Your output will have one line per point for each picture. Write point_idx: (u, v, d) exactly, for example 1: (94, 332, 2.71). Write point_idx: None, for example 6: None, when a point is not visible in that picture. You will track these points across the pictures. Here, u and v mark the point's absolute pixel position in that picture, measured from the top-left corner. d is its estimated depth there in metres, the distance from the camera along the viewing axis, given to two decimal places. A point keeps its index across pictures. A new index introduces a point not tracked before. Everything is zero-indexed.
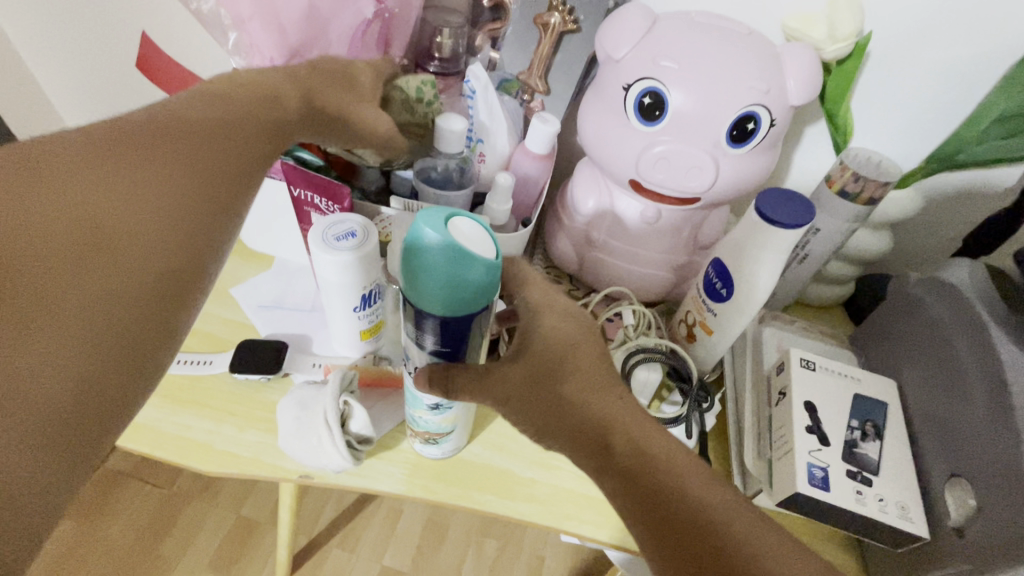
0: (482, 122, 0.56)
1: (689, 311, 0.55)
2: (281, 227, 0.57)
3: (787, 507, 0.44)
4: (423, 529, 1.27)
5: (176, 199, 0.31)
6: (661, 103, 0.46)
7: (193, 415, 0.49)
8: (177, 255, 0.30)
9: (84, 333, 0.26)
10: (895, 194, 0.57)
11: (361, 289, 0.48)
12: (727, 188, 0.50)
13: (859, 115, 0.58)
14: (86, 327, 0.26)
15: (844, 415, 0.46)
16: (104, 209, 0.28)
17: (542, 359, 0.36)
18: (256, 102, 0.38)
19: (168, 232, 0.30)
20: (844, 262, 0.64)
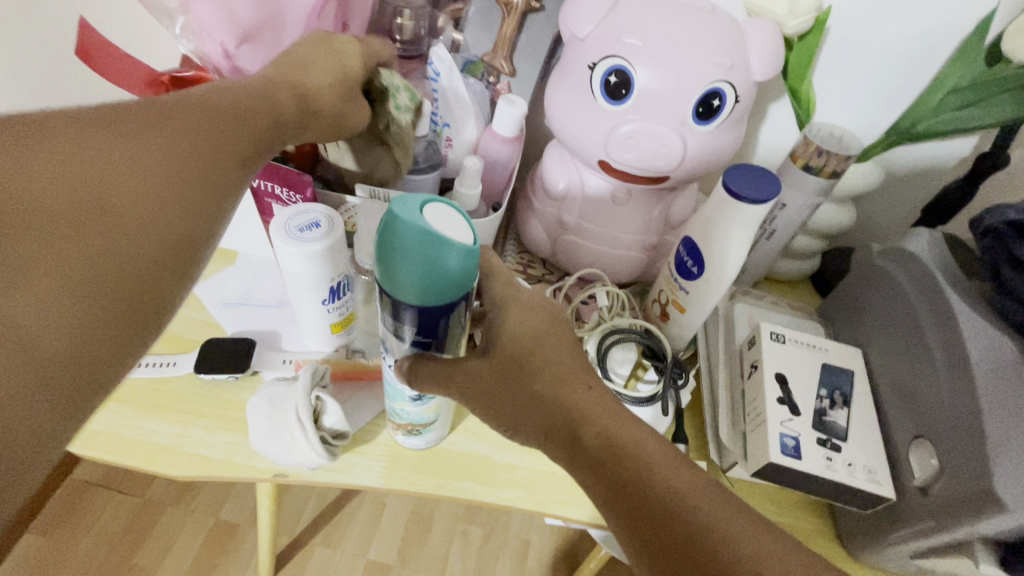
0: (447, 104, 0.54)
1: (662, 290, 0.56)
2: (243, 220, 0.54)
3: (761, 477, 0.45)
4: (407, 521, 1.26)
5: (185, 169, 0.31)
6: (627, 81, 0.46)
7: (158, 419, 0.47)
8: (184, 226, 0.30)
9: (82, 296, 0.26)
10: (856, 168, 0.59)
11: (328, 280, 0.46)
12: (696, 166, 0.50)
13: (821, 91, 0.59)
14: (86, 283, 0.26)
15: (813, 385, 0.47)
16: (103, 182, 0.28)
17: (509, 355, 0.37)
18: (271, 89, 0.39)
19: (176, 203, 0.30)
20: (810, 237, 0.65)
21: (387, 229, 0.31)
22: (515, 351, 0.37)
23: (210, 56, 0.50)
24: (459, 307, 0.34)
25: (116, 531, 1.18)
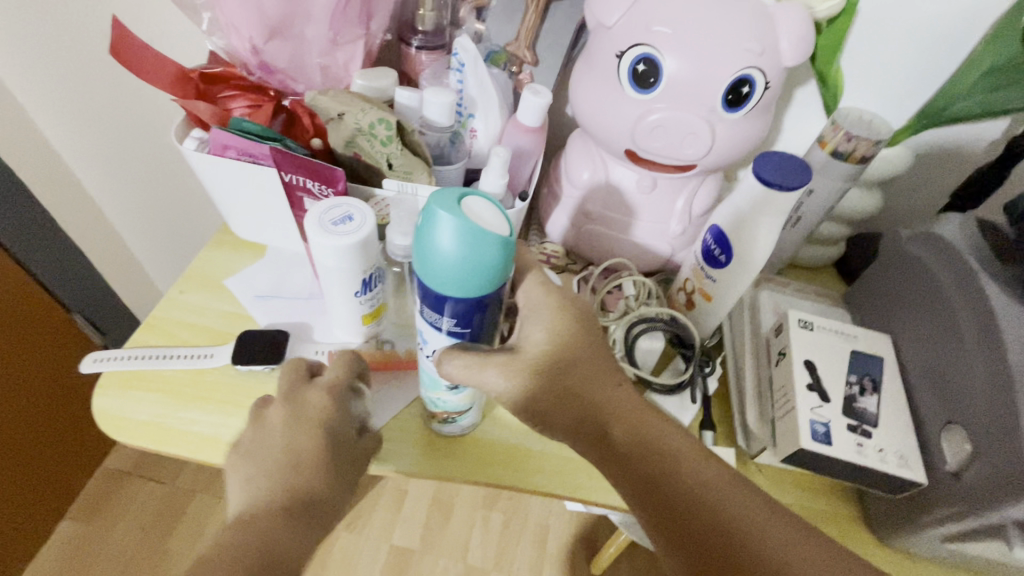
0: (472, 95, 0.55)
1: (687, 279, 0.56)
2: (273, 215, 0.55)
3: (791, 463, 0.45)
4: (429, 508, 1.29)
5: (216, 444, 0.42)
6: (655, 69, 0.46)
7: (198, 410, 0.49)
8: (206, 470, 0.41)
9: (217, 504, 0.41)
10: (885, 153, 0.58)
11: (361, 273, 0.47)
12: (723, 153, 0.50)
13: (849, 75, 0.58)
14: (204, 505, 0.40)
15: (842, 372, 0.48)
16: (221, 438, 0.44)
17: (546, 356, 0.38)
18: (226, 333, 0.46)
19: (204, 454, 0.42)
20: (836, 224, 0.64)
21: (426, 226, 0.32)
22: (550, 353, 0.38)
23: (239, 52, 0.50)
24: (497, 296, 0.35)
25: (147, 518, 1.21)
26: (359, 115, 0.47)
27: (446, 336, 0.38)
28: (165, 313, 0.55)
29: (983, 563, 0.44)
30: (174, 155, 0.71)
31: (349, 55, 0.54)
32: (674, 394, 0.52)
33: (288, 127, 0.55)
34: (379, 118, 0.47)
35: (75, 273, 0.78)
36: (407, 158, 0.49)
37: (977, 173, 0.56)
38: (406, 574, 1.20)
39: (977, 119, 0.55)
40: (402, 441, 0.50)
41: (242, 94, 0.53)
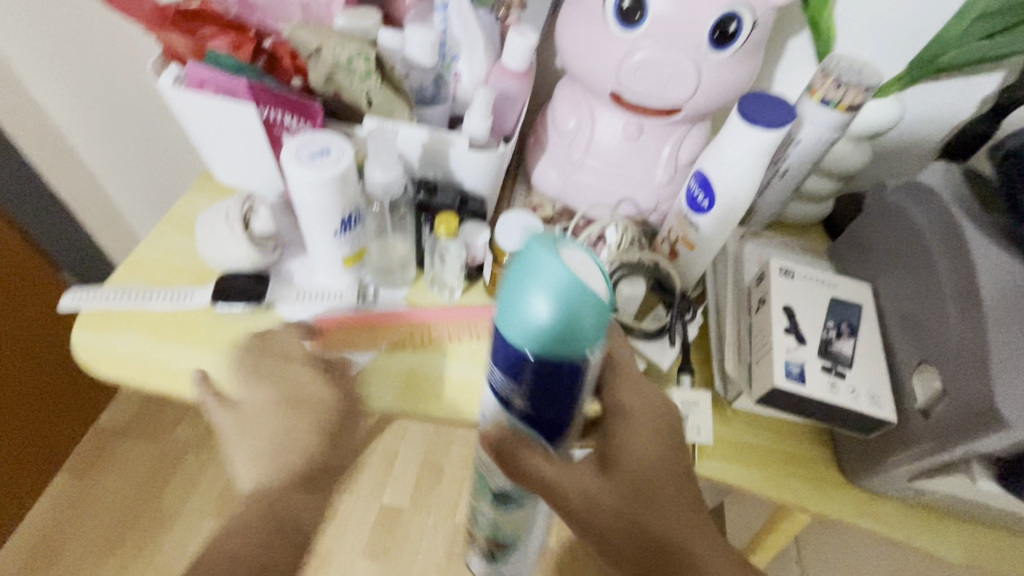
0: (455, 36, 0.54)
1: (671, 228, 0.56)
2: (249, 159, 0.54)
3: (765, 403, 0.46)
4: (419, 469, 1.31)
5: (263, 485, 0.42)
6: (640, 5, 0.45)
7: (178, 347, 0.49)
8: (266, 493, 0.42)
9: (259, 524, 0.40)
10: (874, 103, 0.57)
11: (339, 211, 0.47)
12: (709, 96, 0.49)
13: (840, 24, 0.57)
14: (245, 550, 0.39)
15: (820, 317, 0.48)
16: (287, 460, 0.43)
17: (628, 479, 0.39)
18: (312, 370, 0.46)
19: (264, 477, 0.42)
20: (824, 178, 0.64)
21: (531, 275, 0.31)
22: (627, 478, 0.39)
23: None
24: (579, 367, 0.33)
25: None
26: (337, 50, 0.46)
27: (515, 405, 0.38)
28: (146, 253, 0.55)
29: (950, 498, 0.45)
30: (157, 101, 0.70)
31: None
32: (654, 339, 0.52)
33: (269, 69, 0.52)
34: (358, 51, 0.46)
35: None
36: (387, 95, 0.48)
37: (967, 125, 0.56)
38: (396, 531, 1.23)
39: (969, 68, 0.55)
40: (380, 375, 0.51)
41: (218, 29, 0.51)
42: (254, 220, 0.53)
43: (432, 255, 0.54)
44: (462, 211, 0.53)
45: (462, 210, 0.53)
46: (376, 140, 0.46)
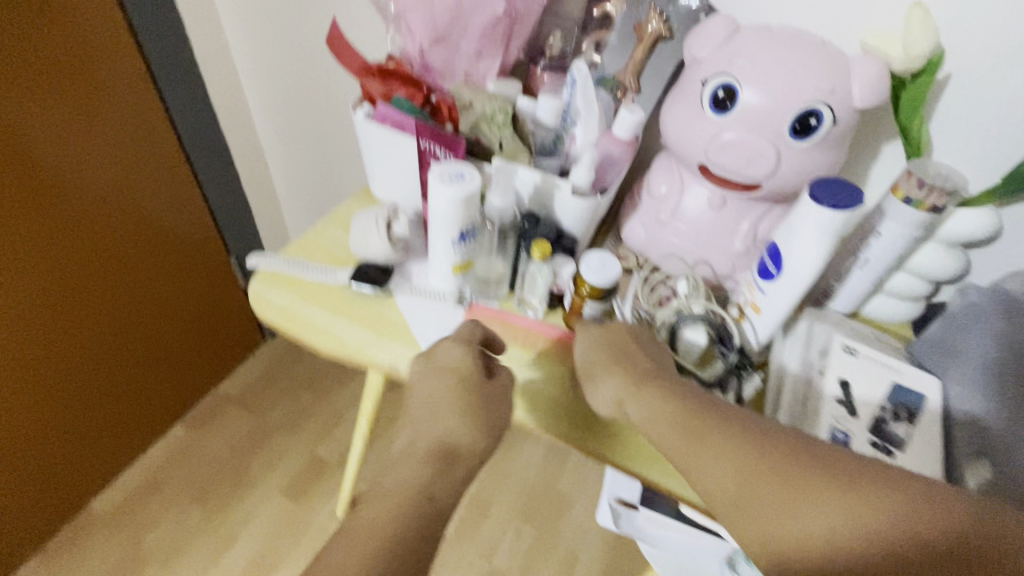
0: (577, 106, 0.64)
1: (935, 191, 0.55)
2: (386, 167, 0.68)
3: (919, 282, 0.65)
4: (467, 503, 1.33)
5: None
6: (802, 121, 0.51)
7: (320, 311, 0.62)
8: None
9: None
10: (963, 214, 0.59)
11: (459, 224, 0.58)
12: (791, 180, 0.55)
13: (933, 132, 0.59)
14: None
15: (940, 267, 0.63)
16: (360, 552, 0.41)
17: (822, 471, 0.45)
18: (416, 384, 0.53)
19: None
20: (914, 279, 0.65)
21: None
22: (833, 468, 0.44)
23: (410, 53, 0.66)
24: None
25: (238, 441, 1.38)
26: (498, 89, 0.66)
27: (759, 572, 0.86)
28: (312, 238, 0.70)
29: None
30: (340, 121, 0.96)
31: (488, 66, 0.67)
32: (711, 391, 0.56)
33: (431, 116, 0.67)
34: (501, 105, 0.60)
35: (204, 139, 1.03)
36: (515, 143, 0.61)
37: (977, 227, 0.59)
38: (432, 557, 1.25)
39: (980, 204, 0.58)
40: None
41: (401, 86, 0.66)
42: (396, 224, 0.66)
43: (525, 276, 0.64)
44: (558, 244, 0.62)
45: (557, 243, 0.62)
46: (500, 173, 0.58)
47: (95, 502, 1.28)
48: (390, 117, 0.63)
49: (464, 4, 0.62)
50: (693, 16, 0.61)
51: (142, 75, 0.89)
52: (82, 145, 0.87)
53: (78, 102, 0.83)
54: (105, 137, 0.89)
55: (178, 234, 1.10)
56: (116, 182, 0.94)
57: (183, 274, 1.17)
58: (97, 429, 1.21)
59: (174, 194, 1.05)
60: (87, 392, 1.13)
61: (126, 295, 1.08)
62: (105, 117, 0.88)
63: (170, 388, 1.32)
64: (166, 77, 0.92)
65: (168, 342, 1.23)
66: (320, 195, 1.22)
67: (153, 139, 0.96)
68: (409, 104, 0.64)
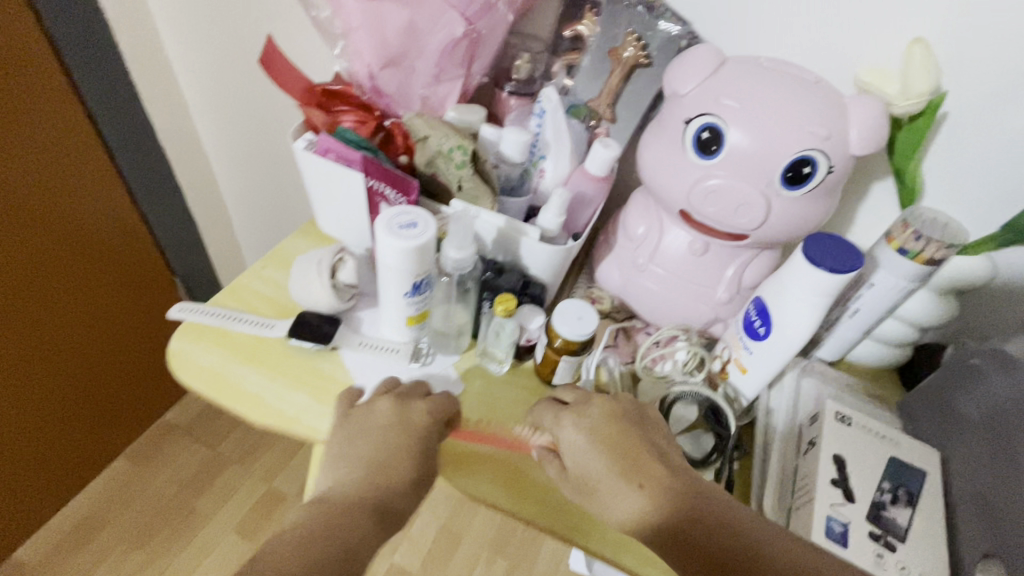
0: (547, 139, 0.58)
1: (932, 245, 0.50)
2: (333, 202, 0.61)
3: (912, 332, 0.58)
4: (436, 535, 1.21)
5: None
6: (794, 167, 0.46)
7: (254, 372, 0.55)
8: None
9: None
10: (961, 260, 0.53)
11: (413, 276, 0.51)
12: (781, 229, 0.50)
13: (931, 173, 0.54)
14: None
15: (935, 315, 0.56)
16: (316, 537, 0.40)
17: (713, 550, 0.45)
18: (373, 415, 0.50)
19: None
20: (906, 327, 0.58)
21: None
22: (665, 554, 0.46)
23: (358, 74, 0.59)
24: None
25: (186, 476, 1.26)
26: (457, 116, 0.59)
27: None
28: (248, 281, 0.62)
29: None
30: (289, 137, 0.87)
31: (448, 89, 0.60)
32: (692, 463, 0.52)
33: (384, 144, 0.60)
34: (458, 142, 0.53)
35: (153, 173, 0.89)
36: (476, 184, 0.54)
37: (976, 273, 0.53)
38: None
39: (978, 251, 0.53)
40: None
41: (352, 111, 0.59)
42: (340, 271, 0.59)
43: (487, 329, 0.57)
44: (523, 294, 0.56)
45: (523, 294, 0.56)
46: (458, 222, 0.50)
47: (22, 550, 1.14)
48: (334, 150, 0.55)
49: (418, 22, 0.55)
50: (674, 42, 0.56)
51: (58, 74, 0.71)
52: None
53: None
54: (16, 154, 0.71)
55: (113, 260, 0.93)
56: (34, 204, 0.77)
57: (121, 296, 0.99)
58: (23, 475, 1.05)
59: (110, 208, 0.87)
60: (11, 440, 0.97)
61: (53, 333, 0.91)
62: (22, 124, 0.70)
63: (110, 421, 1.18)
64: (88, 79, 0.74)
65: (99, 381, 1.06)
66: (277, 238, 1.08)
67: (79, 151, 0.79)
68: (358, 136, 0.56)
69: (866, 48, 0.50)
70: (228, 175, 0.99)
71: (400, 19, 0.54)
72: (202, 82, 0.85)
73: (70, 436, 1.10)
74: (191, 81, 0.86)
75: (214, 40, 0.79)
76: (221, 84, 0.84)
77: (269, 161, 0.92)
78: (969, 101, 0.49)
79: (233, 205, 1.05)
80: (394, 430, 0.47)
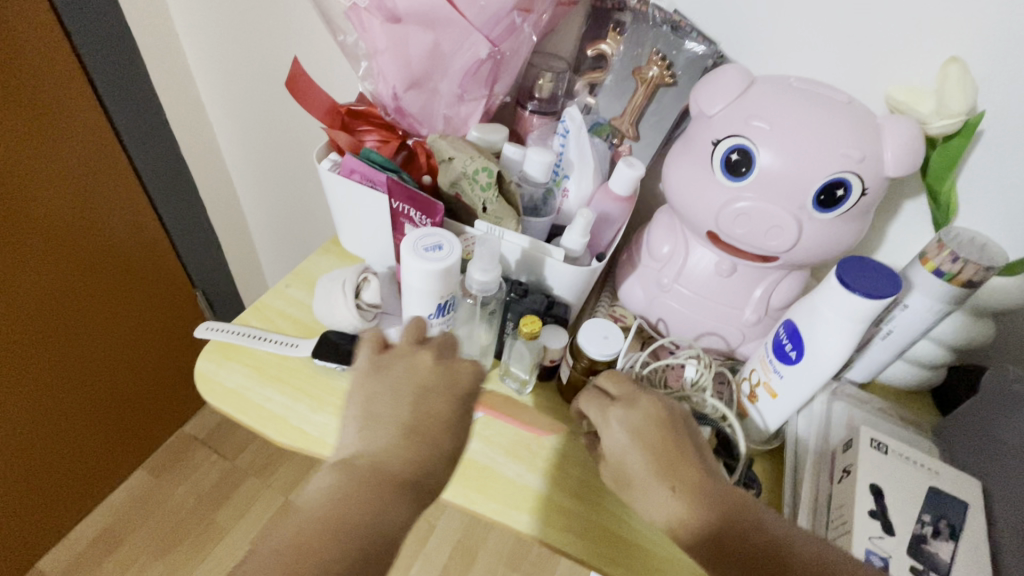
0: (571, 158, 0.58)
1: (970, 268, 0.49)
2: (355, 222, 0.61)
3: (944, 354, 0.57)
4: (452, 550, 1.20)
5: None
6: (827, 188, 0.45)
7: (278, 393, 0.55)
8: None
9: None
10: (1000, 281, 0.51)
11: (438, 298, 0.51)
12: (812, 251, 0.49)
13: (966, 193, 0.53)
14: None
15: (970, 337, 0.55)
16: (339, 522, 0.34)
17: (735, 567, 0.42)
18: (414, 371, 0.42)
19: None
20: (939, 349, 0.57)
21: None
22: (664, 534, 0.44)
23: (382, 95, 0.59)
24: None
25: (204, 488, 1.27)
26: (480, 136, 0.59)
27: None
28: (271, 300, 0.63)
29: None
30: (310, 154, 0.88)
31: (470, 109, 0.60)
32: None
33: (406, 162, 0.61)
34: (484, 164, 0.52)
35: (177, 187, 0.90)
36: (501, 206, 0.53)
37: (1014, 294, 0.51)
38: None
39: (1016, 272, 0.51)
40: (453, 482, 0.51)
41: (375, 130, 0.62)
42: (364, 291, 0.59)
43: (511, 350, 0.57)
44: (547, 315, 0.55)
45: (546, 314, 0.55)
46: (483, 244, 0.50)
47: (44, 560, 1.15)
48: (357, 172, 0.55)
49: (443, 44, 0.55)
50: (700, 61, 0.55)
51: (88, 92, 0.73)
52: (15, 184, 0.71)
53: (23, 118, 0.68)
54: (44, 169, 0.73)
55: (137, 275, 0.94)
56: (60, 216, 0.78)
57: (145, 311, 1.00)
58: (45, 486, 1.06)
59: (134, 224, 0.89)
60: (33, 452, 0.98)
61: (78, 346, 0.92)
62: (53, 140, 0.72)
63: (131, 433, 1.19)
64: (115, 98, 0.76)
65: (121, 393, 1.08)
66: (295, 252, 1.09)
67: (105, 165, 0.80)
68: (382, 156, 0.57)
69: (899, 67, 0.49)
70: (248, 189, 1.00)
71: (425, 41, 0.54)
72: (224, 97, 0.86)
73: (93, 445, 1.11)
74: (214, 98, 0.87)
75: (239, 61, 0.80)
76: (245, 102, 0.85)
77: (288, 175, 0.93)
78: (1008, 120, 0.48)
79: (253, 219, 1.06)
80: (435, 397, 0.41)
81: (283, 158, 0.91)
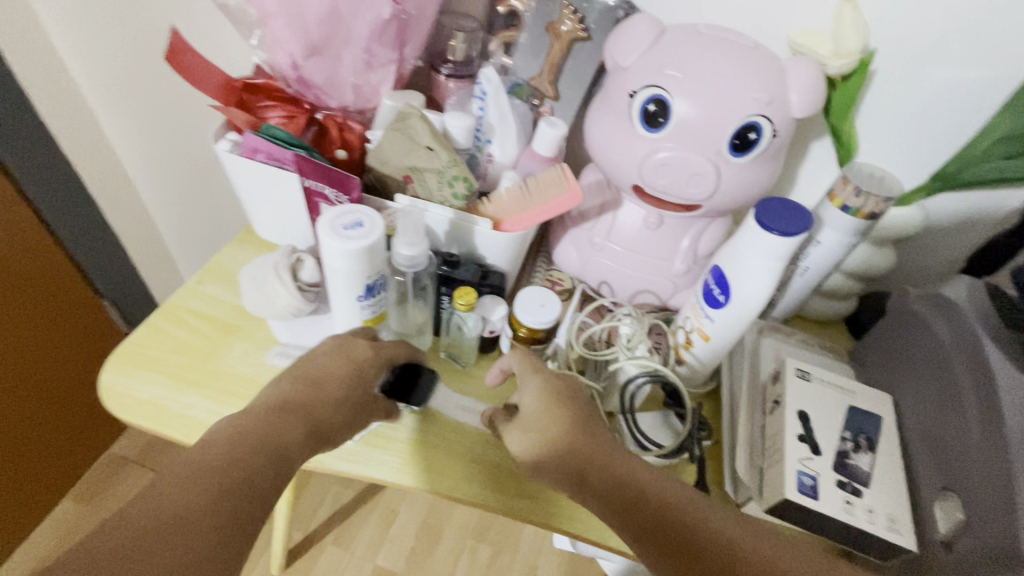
0: (491, 122, 0.56)
1: (873, 201, 0.52)
2: (266, 205, 0.56)
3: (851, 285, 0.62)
4: (417, 531, 1.19)
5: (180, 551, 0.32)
6: (742, 133, 0.46)
7: (202, 398, 0.51)
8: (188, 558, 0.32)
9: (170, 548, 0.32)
10: (897, 212, 0.56)
11: (365, 278, 0.48)
12: (731, 196, 0.50)
13: (863, 131, 0.56)
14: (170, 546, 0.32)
15: (873, 268, 0.59)
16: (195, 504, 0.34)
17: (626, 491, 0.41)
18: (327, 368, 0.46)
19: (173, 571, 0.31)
20: (847, 280, 0.61)
21: None
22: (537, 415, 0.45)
23: (280, 65, 0.54)
24: None
25: None
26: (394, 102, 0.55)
27: None
28: (182, 300, 0.57)
29: None
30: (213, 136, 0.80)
31: (380, 77, 0.56)
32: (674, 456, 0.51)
33: (318, 138, 0.58)
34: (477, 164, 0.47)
35: (61, 188, 0.79)
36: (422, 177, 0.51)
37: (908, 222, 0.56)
38: None
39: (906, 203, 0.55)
40: (404, 467, 0.50)
41: (278, 104, 0.57)
42: (301, 271, 0.55)
43: (450, 325, 0.56)
44: (482, 286, 0.54)
45: (481, 285, 0.54)
46: (407, 218, 0.48)
47: None
48: (263, 150, 0.50)
49: (341, 5, 0.50)
50: (612, 13, 0.55)
51: None
52: None
53: None
54: None
55: (28, 288, 0.83)
56: None
57: (48, 335, 0.90)
58: None
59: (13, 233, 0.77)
60: None
61: None
62: None
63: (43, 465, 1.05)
64: None
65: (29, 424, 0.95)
66: (210, 247, 1.00)
67: None
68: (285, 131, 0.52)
69: (797, 11, 0.51)
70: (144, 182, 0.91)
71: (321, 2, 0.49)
72: (101, 78, 0.76)
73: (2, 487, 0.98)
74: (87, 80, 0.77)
75: (117, 38, 0.71)
76: (129, 83, 0.76)
77: (191, 162, 0.85)
78: (897, 55, 0.50)
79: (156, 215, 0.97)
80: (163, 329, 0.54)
81: (183, 143, 0.83)
